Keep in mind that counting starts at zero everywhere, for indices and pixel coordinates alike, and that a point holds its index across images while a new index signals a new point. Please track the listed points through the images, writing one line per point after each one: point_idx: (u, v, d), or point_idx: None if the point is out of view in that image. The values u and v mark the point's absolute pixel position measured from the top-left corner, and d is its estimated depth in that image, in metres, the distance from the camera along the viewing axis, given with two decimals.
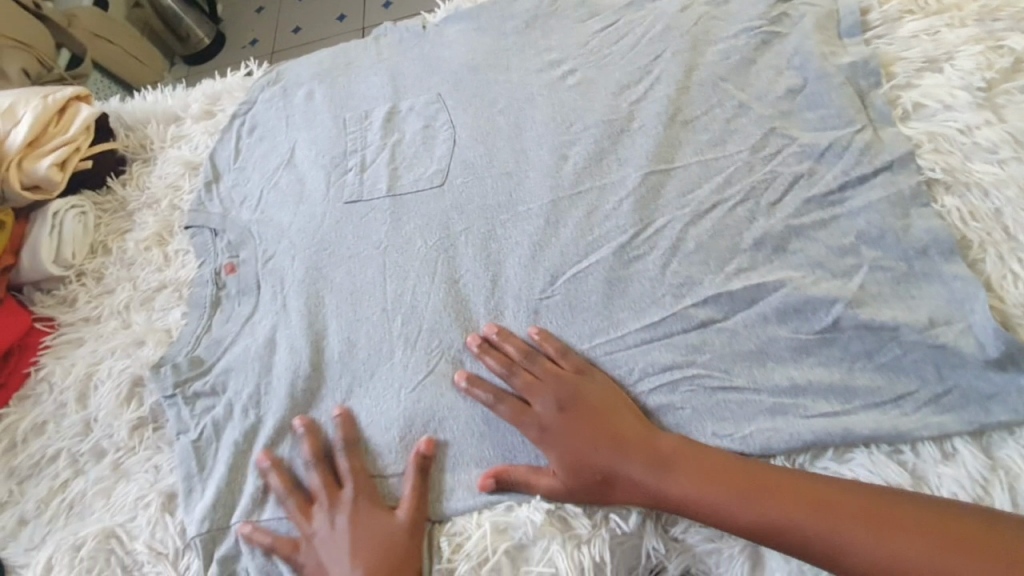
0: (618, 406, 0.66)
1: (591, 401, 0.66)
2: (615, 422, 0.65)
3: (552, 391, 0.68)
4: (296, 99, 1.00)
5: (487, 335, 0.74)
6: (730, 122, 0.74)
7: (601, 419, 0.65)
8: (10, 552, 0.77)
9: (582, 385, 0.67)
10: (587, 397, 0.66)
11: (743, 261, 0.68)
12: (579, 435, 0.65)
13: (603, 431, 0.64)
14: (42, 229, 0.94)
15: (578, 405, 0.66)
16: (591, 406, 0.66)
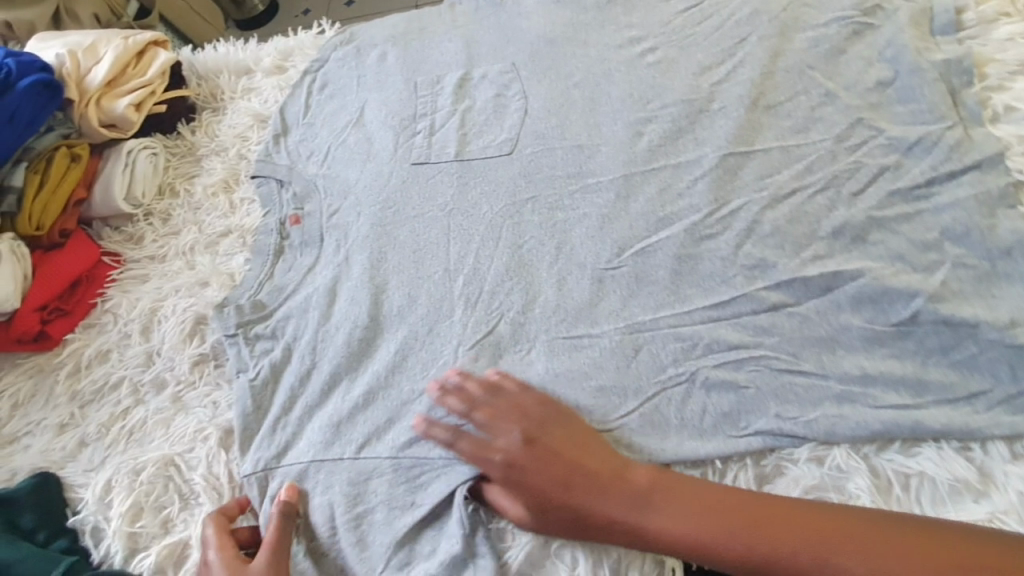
0: (587, 443, 0.64)
1: (559, 437, 0.64)
2: (587, 459, 0.63)
3: (517, 429, 0.66)
4: (368, 60, 1.02)
5: (448, 377, 0.71)
6: (816, 109, 0.77)
7: (572, 459, 0.63)
8: (68, 472, 0.79)
9: (546, 421, 0.66)
10: (558, 431, 0.65)
11: (820, 249, 0.69)
12: (554, 473, 0.63)
13: (575, 469, 0.63)
14: (117, 165, 0.97)
15: (547, 444, 0.64)
16: (561, 445, 0.64)
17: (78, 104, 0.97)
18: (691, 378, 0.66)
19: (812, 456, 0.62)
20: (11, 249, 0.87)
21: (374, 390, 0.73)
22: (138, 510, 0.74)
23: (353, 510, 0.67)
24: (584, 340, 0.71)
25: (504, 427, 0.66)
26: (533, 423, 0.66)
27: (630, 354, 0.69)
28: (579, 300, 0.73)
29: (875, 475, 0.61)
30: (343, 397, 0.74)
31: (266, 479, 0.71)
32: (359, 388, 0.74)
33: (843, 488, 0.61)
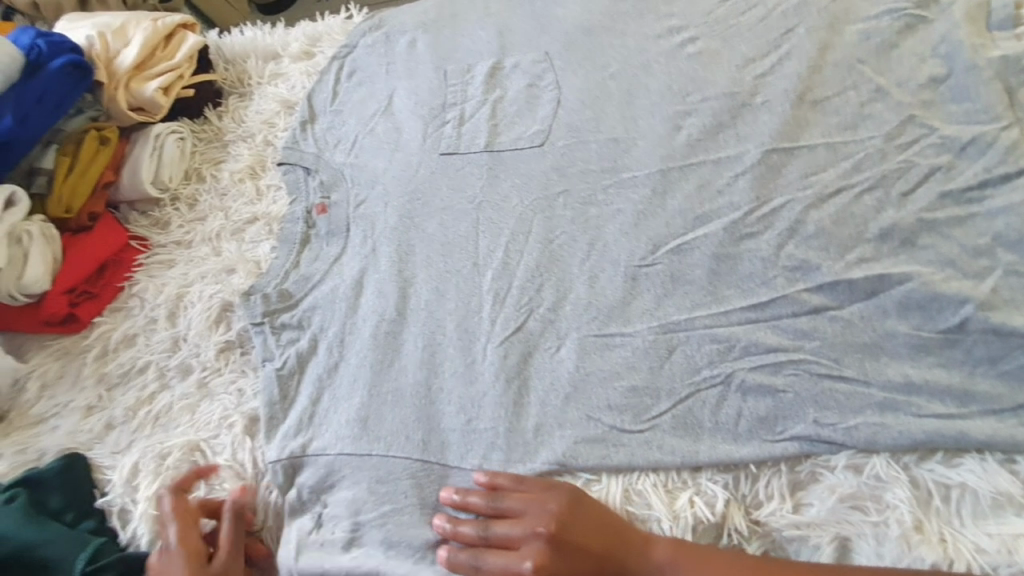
0: (606, 530, 0.61)
1: (577, 534, 0.60)
2: (611, 546, 0.60)
3: (530, 527, 0.62)
4: (398, 47, 1.01)
5: (448, 498, 0.66)
6: (865, 105, 0.76)
7: (596, 551, 0.60)
8: (95, 454, 0.79)
9: (561, 522, 0.61)
10: (573, 525, 0.61)
11: (866, 251, 0.67)
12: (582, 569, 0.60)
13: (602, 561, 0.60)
14: (145, 149, 0.96)
15: (565, 540, 0.60)
16: (579, 539, 0.60)
17: (107, 87, 0.97)
18: (726, 381, 0.65)
19: (849, 465, 0.60)
20: (41, 230, 0.87)
21: (402, 383, 0.73)
22: (164, 494, 0.74)
23: (381, 506, 0.67)
24: (616, 339, 0.69)
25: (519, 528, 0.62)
26: (543, 522, 0.61)
27: (664, 355, 0.67)
28: (612, 298, 0.71)
29: (914, 486, 0.59)
30: (367, 388, 0.73)
31: (292, 468, 0.71)
32: (386, 381, 0.73)
33: (880, 498, 0.59)
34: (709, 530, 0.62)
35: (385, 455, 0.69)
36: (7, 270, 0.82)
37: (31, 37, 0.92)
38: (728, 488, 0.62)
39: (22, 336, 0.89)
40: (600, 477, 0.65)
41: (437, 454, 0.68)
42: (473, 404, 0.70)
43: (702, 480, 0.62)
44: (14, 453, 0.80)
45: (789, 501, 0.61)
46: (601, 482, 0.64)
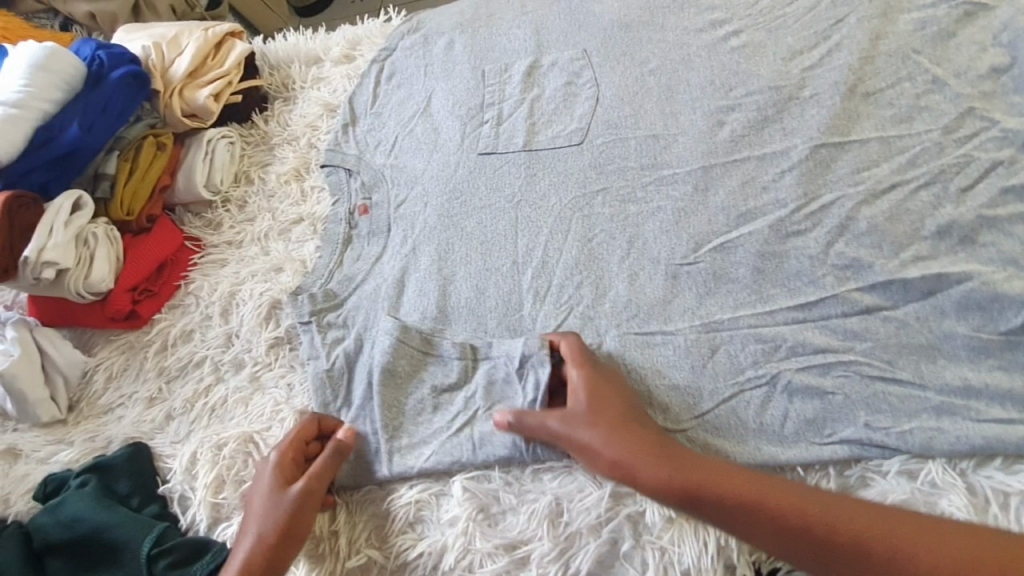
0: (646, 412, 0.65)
1: (622, 391, 0.65)
2: (644, 415, 0.64)
3: (593, 364, 0.67)
4: (436, 48, 1.02)
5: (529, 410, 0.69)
6: (921, 97, 0.73)
7: (629, 410, 0.64)
8: (158, 442, 0.84)
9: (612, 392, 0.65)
10: (624, 385, 0.66)
11: (922, 249, 0.65)
12: (606, 409, 0.63)
13: (634, 417, 0.63)
14: (199, 153, 1.01)
15: (612, 386, 0.65)
16: (625, 397, 0.65)
17: (163, 94, 1.02)
18: (772, 381, 0.63)
19: (902, 470, 0.58)
20: (105, 232, 0.92)
21: (444, 379, 0.73)
22: (220, 483, 0.78)
23: (423, 500, 0.68)
24: (657, 338, 0.69)
25: (579, 358, 0.67)
26: (599, 393, 0.64)
27: (706, 354, 0.66)
28: (652, 297, 0.71)
29: (971, 493, 0.56)
30: (409, 387, 0.74)
31: None
32: (428, 377, 0.74)
33: (935, 505, 0.57)
34: None
35: (427, 452, 0.70)
36: (76, 270, 0.88)
37: (92, 48, 0.98)
38: None
39: (90, 332, 0.95)
40: None
41: (474, 450, 0.68)
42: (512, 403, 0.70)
43: None
44: (84, 440, 0.86)
45: None
46: None
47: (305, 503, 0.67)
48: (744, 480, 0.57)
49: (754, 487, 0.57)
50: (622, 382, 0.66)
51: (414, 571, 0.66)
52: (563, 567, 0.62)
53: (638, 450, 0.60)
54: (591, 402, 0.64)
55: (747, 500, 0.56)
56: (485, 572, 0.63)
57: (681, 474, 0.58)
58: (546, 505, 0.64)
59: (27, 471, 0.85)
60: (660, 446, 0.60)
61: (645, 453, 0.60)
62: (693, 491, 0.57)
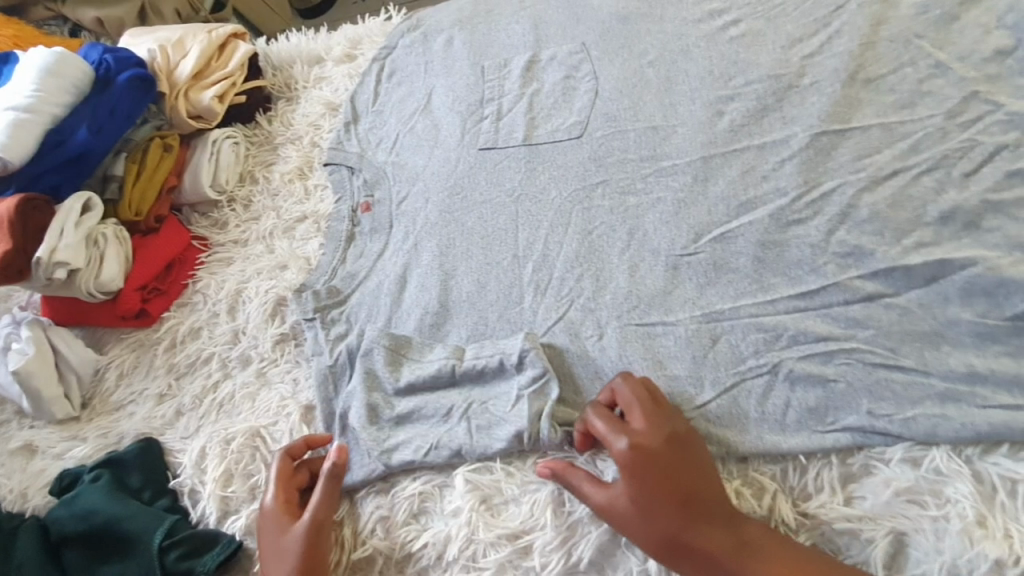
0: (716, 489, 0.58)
1: (682, 472, 0.58)
2: (706, 497, 0.57)
3: (643, 442, 0.60)
4: (436, 45, 1.03)
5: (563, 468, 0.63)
6: (923, 82, 0.72)
7: (685, 497, 0.57)
8: (168, 437, 0.86)
9: (666, 464, 0.58)
10: (689, 462, 0.59)
11: (925, 235, 0.64)
12: (660, 487, 0.58)
13: (688, 506, 0.57)
14: (204, 155, 1.02)
15: (668, 466, 0.58)
16: (683, 479, 0.58)
17: (169, 97, 1.03)
18: (773, 370, 0.63)
19: (907, 458, 0.58)
20: (115, 233, 0.94)
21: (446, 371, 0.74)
22: (229, 477, 0.79)
23: (425, 491, 0.69)
24: (658, 329, 0.69)
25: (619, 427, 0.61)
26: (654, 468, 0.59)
27: (707, 344, 0.66)
28: (652, 288, 0.71)
29: (977, 480, 0.56)
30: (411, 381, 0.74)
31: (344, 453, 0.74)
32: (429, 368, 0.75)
33: (940, 492, 0.56)
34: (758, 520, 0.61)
35: (427, 443, 0.70)
36: (87, 269, 0.90)
37: (99, 53, 1.00)
38: (776, 480, 0.61)
39: (101, 331, 0.97)
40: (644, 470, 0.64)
41: (473, 440, 0.68)
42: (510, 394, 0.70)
43: (749, 471, 0.62)
44: (98, 436, 0.88)
45: (840, 494, 0.59)
46: None
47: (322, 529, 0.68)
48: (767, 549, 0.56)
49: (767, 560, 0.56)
50: (684, 457, 0.59)
51: (419, 561, 0.67)
52: (565, 556, 0.62)
53: (681, 540, 0.57)
54: (634, 486, 0.58)
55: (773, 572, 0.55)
56: (489, 562, 0.64)
57: (713, 563, 0.56)
58: (548, 494, 0.64)
59: (43, 467, 0.87)
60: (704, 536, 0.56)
61: (687, 540, 0.56)
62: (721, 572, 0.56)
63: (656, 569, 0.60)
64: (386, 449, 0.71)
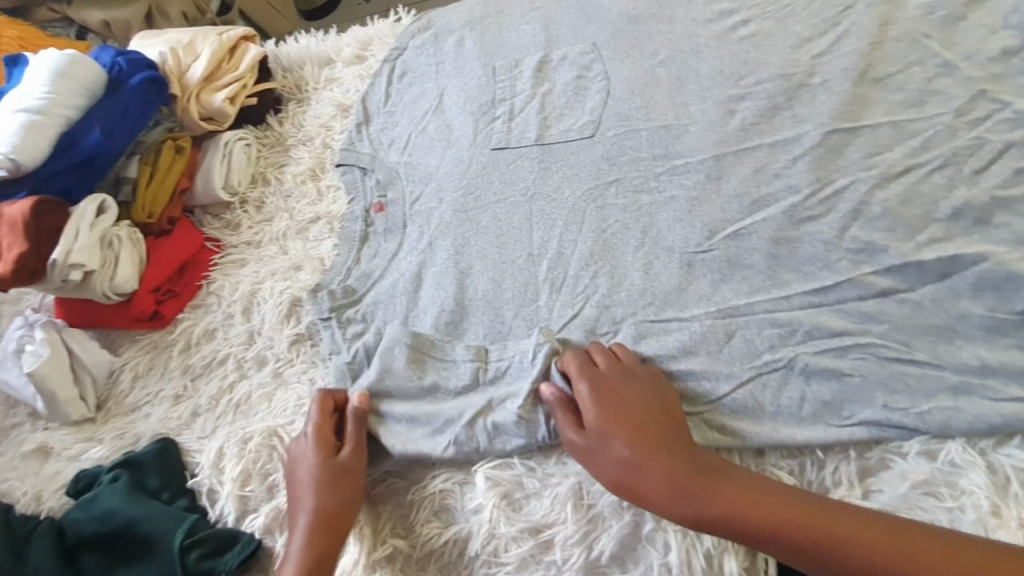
0: (669, 423, 0.64)
1: (635, 407, 0.64)
2: (662, 435, 0.63)
3: (604, 381, 0.66)
4: (446, 46, 1.03)
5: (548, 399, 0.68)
6: (931, 81, 0.73)
7: (638, 428, 0.63)
8: (185, 438, 0.86)
9: (631, 404, 0.65)
10: (643, 400, 0.65)
11: (936, 231, 0.65)
12: (626, 422, 0.64)
13: (642, 440, 0.62)
14: (216, 157, 1.03)
15: (624, 407, 0.65)
16: (637, 413, 0.64)
17: (181, 99, 1.04)
18: (789, 364, 0.64)
19: (922, 450, 0.59)
20: (128, 235, 0.95)
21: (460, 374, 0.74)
22: (247, 477, 0.80)
23: (445, 488, 0.70)
24: (674, 325, 0.70)
25: (587, 372, 0.68)
26: (620, 405, 0.65)
27: (723, 340, 0.67)
28: (668, 284, 0.72)
29: (989, 471, 0.57)
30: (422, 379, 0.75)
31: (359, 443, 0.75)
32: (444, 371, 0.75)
33: (954, 483, 0.57)
34: None
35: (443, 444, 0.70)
36: (101, 272, 0.90)
37: (111, 55, 1.00)
38: (793, 474, 0.62)
39: (114, 333, 0.97)
40: None
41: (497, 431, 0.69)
42: (525, 388, 0.70)
43: (767, 465, 0.63)
44: (113, 438, 0.89)
45: (857, 487, 0.60)
46: None
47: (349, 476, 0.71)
48: (758, 495, 0.58)
49: (758, 505, 0.57)
50: (642, 398, 0.65)
51: (442, 558, 0.68)
52: (586, 550, 0.63)
53: (630, 463, 0.62)
54: (597, 420, 0.65)
55: (761, 516, 0.57)
56: (511, 556, 0.65)
57: (671, 495, 0.59)
58: (569, 488, 0.65)
59: (59, 469, 0.87)
60: (649, 464, 0.61)
61: (646, 472, 0.61)
62: (672, 498, 0.59)
63: (678, 562, 0.61)
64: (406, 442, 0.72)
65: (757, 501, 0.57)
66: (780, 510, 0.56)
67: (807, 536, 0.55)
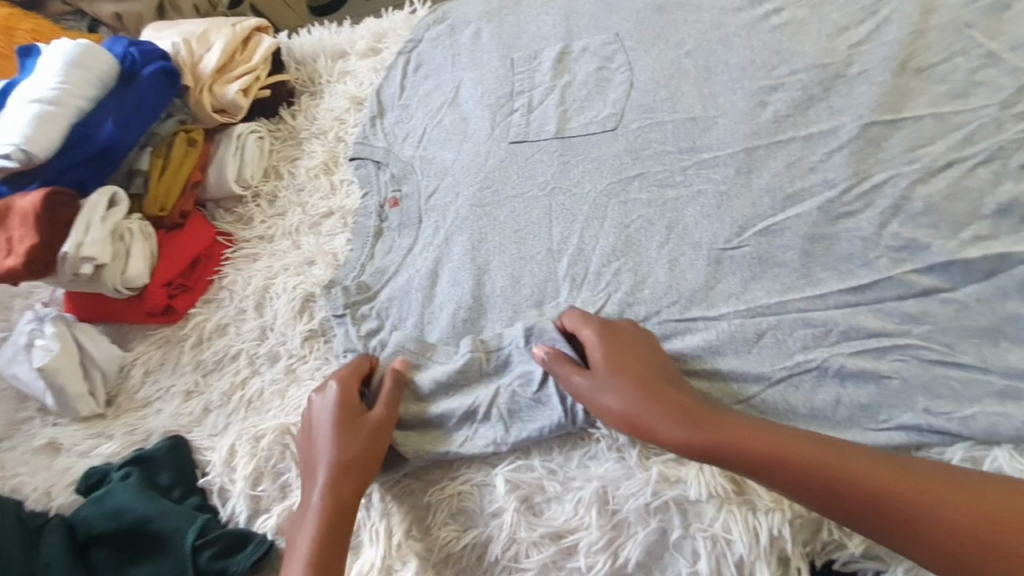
0: (669, 367, 0.64)
1: (636, 351, 0.65)
2: (666, 383, 0.63)
3: (607, 330, 0.67)
4: (463, 38, 1.01)
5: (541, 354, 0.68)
6: (975, 72, 0.70)
7: (643, 370, 0.63)
8: (196, 435, 0.84)
9: (632, 353, 0.65)
10: (641, 349, 0.65)
11: (982, 229, 0.62)
12: (630, 372, 0.63)
13: (648, 386, 0.62)
14: (228, 150, 1.01)
15: (626, 355, 0.65)
16: (640, 356, 0.64)
17: (193, 91, 1.02)
18: (823, 366, 0.61)
19: (967, 458, 0.56)
20: (140, 228, 0.93)
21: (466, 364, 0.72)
22: (259, 475, 0.78)
23: (462, 491, 0.67)
24: (701, 324, 0.67)
25: (586, 326, 0.68)
26: (623, 356, 0.65)
27: (753, 338, 0.64)
28: (694, 282, 0.69)
29: None
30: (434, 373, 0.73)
31: None
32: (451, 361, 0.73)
33: None
34: (807, 519, 0.59)
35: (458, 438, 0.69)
36: (113, 265, 0.89)
37: (124, 46, 0.99)
38: None
39: (125, 327, 0.96)
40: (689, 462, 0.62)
41: (513, 424, 0.68)
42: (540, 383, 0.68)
43: None
44: (124, 434, 0.87)
45: None
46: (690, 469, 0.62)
47: (377, 438, 0.68)
48: (760, 434, 0.57)
49: (767, 443, 0.57)
50: (641, 348, 0.65)
51: (459, 563, 0.66)
52: (611, 557, 0.61)
53: (638, 407, 0.62)
54: (603, 370, 0.64)
55: (767, 454, 0.56)
56: (532, 562, 0.62)
57: (682, 430, 0.59)
58: (592, 493, 0.63)
59: (69, 464, 0.86)
60: (661, 407, 0.61)
61: (659, 416, 0.61)
62: (688, 441, 0.59)
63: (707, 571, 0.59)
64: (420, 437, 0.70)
65: (782, 444, 0.56)
66: (789, 447, 0.56)
67: (841, 484, 0.53)
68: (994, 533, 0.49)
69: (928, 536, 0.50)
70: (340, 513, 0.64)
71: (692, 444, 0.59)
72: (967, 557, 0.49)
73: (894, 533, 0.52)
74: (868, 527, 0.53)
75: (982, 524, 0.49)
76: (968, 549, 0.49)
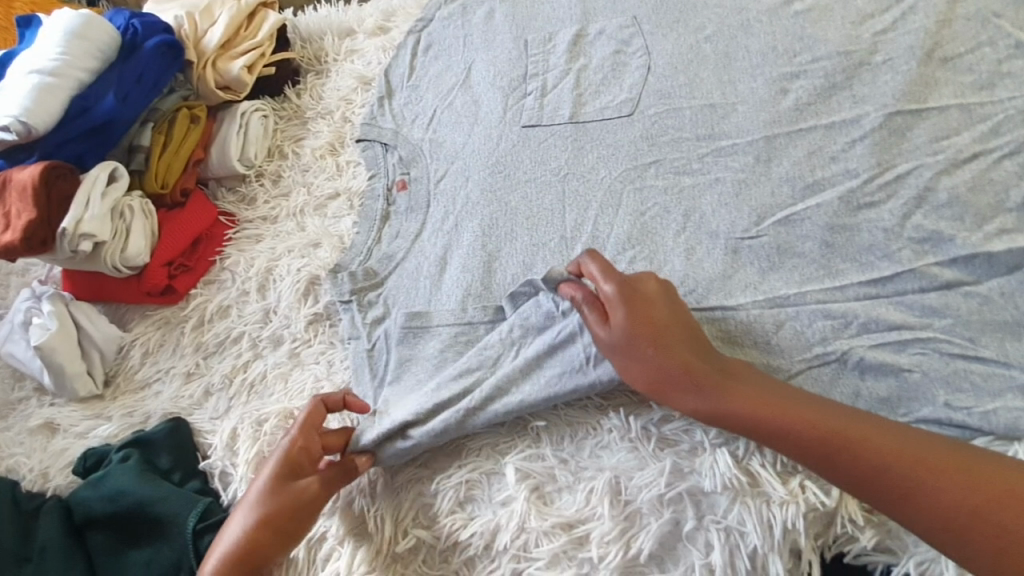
0: (687, 321, 0.62)
1: (653, 301, 0.62)
2: (689, 344, 0.60)
3: (622, 279, 0.63)
4: (476, 18, 0.99)
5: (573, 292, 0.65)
6: (1002, 63, 0.70)
7: (659, 324, 0.60)
8: (197, 418, 0.83)
9: (659, 310, 0.61)
10: (667, 308, 0.62)
11: (1007, 222, 0.62)
12: (656, 329, 0.60)
13: (670, 347, 0.60)
14: (232, 127, 0.99)
15: (652, 311, 0.61)
16: (657, 309, 0.61)
17: (196, 66, 0.99)
18: (842, 359, 0.60)
19: None
20: (141, 206, 0.91)
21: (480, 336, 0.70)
22: (261, 459, 0.76)
23: (469, 480, 0.66)
24: (718, 313, 0.65)
25: (610, 278, 0.63)
26: (649, 313, 0.61)
27: (771, 329, 0.63)
28: (711, 272, 0.68)
29: None
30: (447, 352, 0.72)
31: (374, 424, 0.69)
32: (462, 335, 0.73)
33: None
34: (822, 512, 0.58)
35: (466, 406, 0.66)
36: (113, 243, 0.87)
37: (126, 18, 0.96)
38: None
39: (124, 308, 0.94)
40: (705, 452, 0.61)
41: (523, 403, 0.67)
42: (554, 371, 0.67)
43: None
44: (122, 416, 0.85)
45: None
46: (705, 458, 0.61)
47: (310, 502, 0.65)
48: (770, 399, 0.57)
49: (779, 407, 0.56)
50: (666, 309, 0.62)
51: (466, 551, 0.65)
52: (624, 548, 0.60)
53: (657, 364, 0.59)
54: (625, 323, 0.60)
55: (774, 417, 0.56)
56: (542, 552, 0.61)
57: (695, 393, 0.58)
58: (605, 482, 0.62)
59: (65, 446, 0.84)
60: (680, 367, 0.59)
61: (675, 376, 0.59)
62: (699, 403, 0.58)
63: (721, 563, 0.58)
64: (429, 420, 0.68)
65: (783, 407, 0.56)
66: (797, 412, 0.56)
67: (840, 450, 0.54)
68: (973, 506, 0.50)
69: (909, 504, 0.52)
70: (250, 557, 0.63)
71: (695, 401, 0.58)
72: (937, 527, 0.51)
73: (879, 499, 0.53)
74: (856, 490, 0.54)
75: (961, 498, 0.51)
76: (952, 524, 0.50)
